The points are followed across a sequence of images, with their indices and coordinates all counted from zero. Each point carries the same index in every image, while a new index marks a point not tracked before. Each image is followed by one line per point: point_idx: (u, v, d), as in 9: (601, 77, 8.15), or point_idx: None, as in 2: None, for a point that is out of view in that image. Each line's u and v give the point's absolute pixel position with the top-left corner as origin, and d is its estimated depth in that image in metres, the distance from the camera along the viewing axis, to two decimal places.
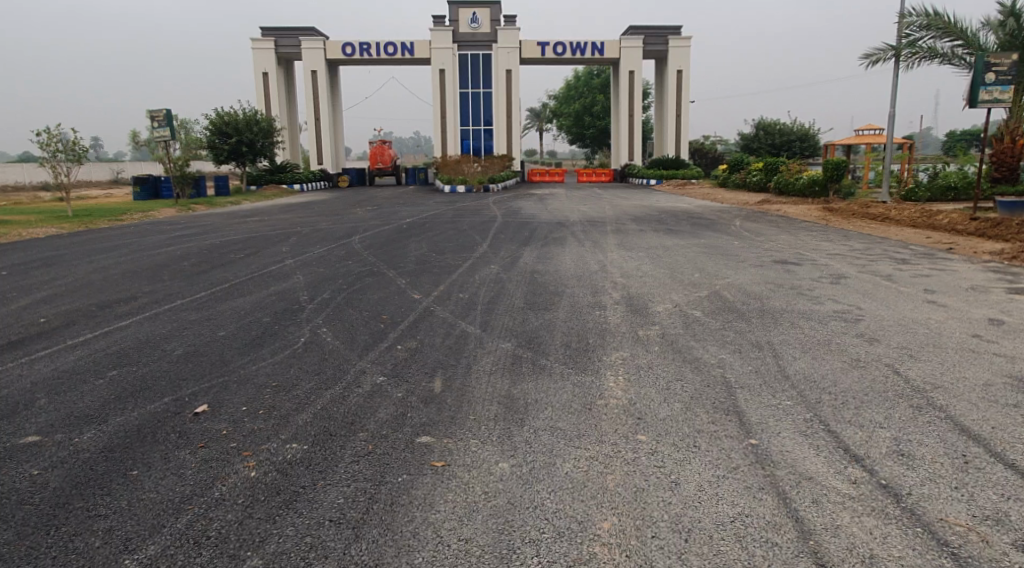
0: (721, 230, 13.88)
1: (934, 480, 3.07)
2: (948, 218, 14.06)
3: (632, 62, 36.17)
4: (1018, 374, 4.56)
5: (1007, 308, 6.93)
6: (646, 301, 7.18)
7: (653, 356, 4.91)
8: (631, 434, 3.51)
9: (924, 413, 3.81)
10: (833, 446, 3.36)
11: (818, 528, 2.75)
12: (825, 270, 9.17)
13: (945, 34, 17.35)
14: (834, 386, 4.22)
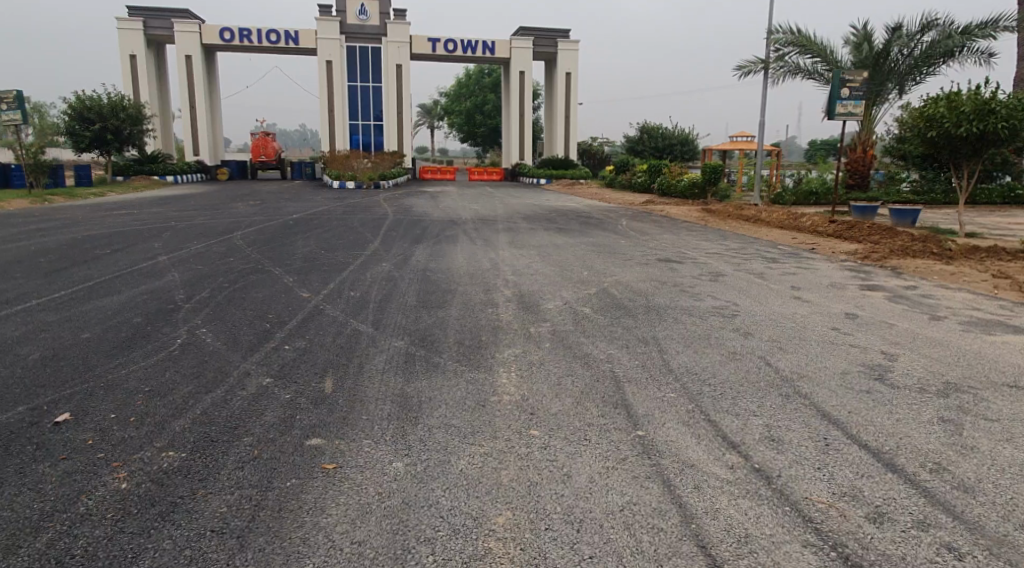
0: (609, 229, 14.32)
1: (801, 462, 3.31)
2: (810, 220, 15.14)
3: (522, 63, 36.63)
4: (871, 363, 4.99)
5: (862, 303, 7.55)
6: (538, 298, 7.30)
7: (543, 352, 5.00)
8: (524, 429, 3.56)
9: (792, 400, 4.09)
10: (712, 435, 3.55)
11: (699, 512, 2.90)
12: (704, 268, 9.66)
13: (807, 51, 18.71)
14: (713, 378, 4.45)
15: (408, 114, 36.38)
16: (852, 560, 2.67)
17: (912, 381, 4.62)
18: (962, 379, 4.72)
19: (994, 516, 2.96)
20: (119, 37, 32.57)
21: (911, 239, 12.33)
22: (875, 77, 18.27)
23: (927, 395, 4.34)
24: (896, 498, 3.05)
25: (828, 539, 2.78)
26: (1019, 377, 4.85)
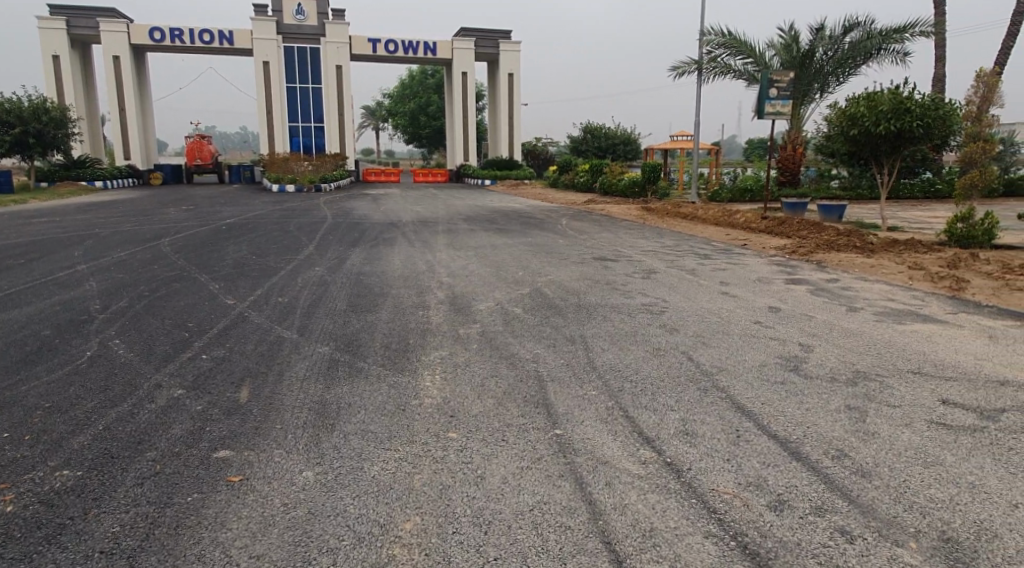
0: (548, 228, 14.42)
1: (711, 455, 3.40)
2: (744, 217, 15.52)
3: (464, 64, 36.53)
4: (789, 355, 5.16)
5: (785, 297, 7.79)
6: (470, 299, 7.30)
7: (470, 353, 5.00)
8: (442, 431, 3.56)
9: (709, 393, 4.20)
10: (628, 431, 3.61)
11: (607, 508, 2.95)
12: (638, 265, 9.82)
13: (738, 52, 19.21)
14: (635, 374, 4.53)
15: (350, 114, 35.85)
16: (750, 549, 2.75)
17: (824, 370, 4.81)
18: (870, 368, 4.96)
19: (886, 500, 3.11)
20: (40, 36, 31.09)
21: (836, 234, 12.76)
22: (803, 77, 18.89)
23: (837, 383, 4.55)
24: (797, 487, 3.17)
25: (729, 529, 2.85)
26: (923, 365, 5.16)
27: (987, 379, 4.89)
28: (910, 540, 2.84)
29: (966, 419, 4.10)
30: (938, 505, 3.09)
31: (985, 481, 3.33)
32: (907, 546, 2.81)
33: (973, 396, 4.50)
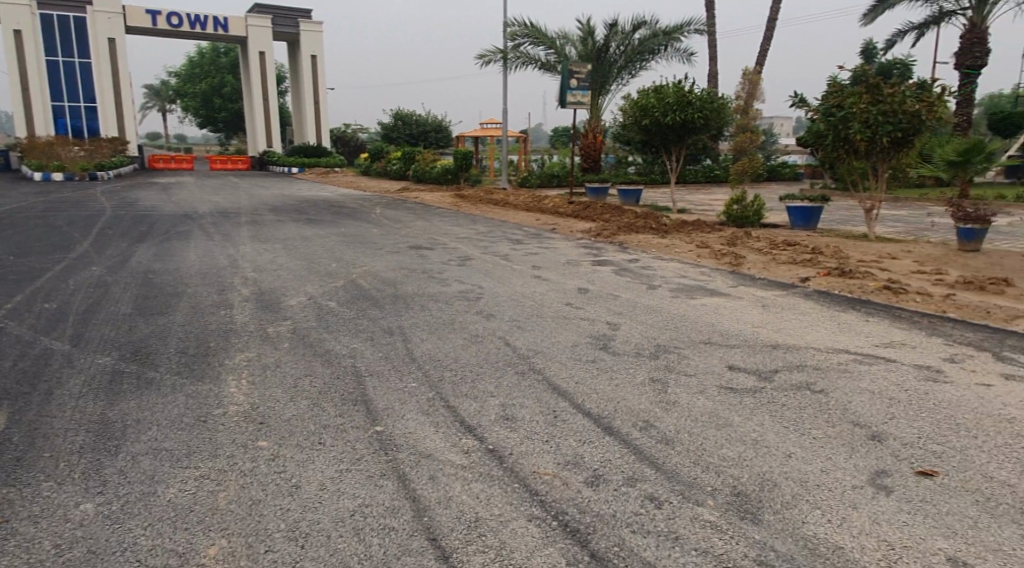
0: (359, 218, 14.02)
1: (530, 438, 3.44)
2: (553, 202, 16.14)
3: (261, 43, 34.51)
4: (599, 334, 5.39)
5: (592, 278, 8.17)
6: (277, 295, 6.86)
7: (280, 353, 4.68)
8: (250, 441, 3.28)
9: (527, 376, 4.27)
10: (450, 421, 3.56)
11: (431, 504, 2.87)
12: (453, 252, 9.82)
13: (539, 43, 19.87)
14: (454, 363, 4.49)
15: (128, 95, 32.56)
16: (571, 526, 2.79)
17: (630, 347, 5.10)
18: (669, 341, 5.35)
19: (687, 464, 3.32)
20: None
21: (635, 216, 13.63)
22: (600, 70, 19.89)
23: (642, 358, 4.86)
24: (611, 460, 3.29)
25: (550, 509, 2.89)
26: (713, 335, 5.67)
27: (764, 344, 5.49)
28: (709, 499, 3.04)
29: (750, 381, 4.56)
30: (730, 463, 3.36)
31: (765, 436, 3.70)
32: (706, 505, 3.00)
33: (753, 360, 5.02)
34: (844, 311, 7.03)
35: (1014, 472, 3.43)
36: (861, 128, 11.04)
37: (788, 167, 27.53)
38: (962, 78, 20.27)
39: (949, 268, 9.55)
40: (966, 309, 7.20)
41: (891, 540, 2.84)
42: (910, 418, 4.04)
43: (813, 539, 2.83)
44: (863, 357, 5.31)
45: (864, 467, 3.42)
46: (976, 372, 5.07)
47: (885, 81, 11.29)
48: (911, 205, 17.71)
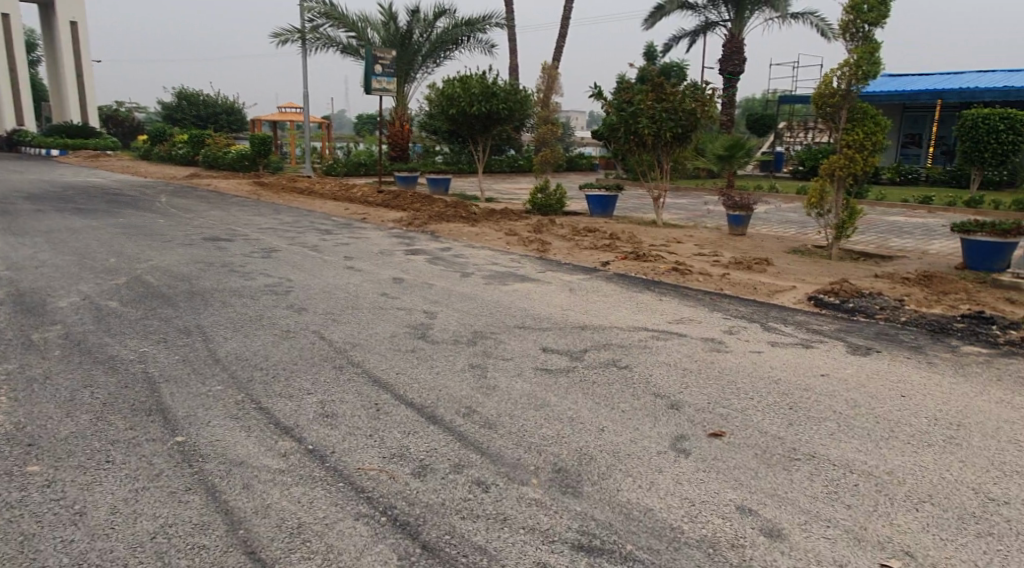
0: (142, 207, 12.69)
1: (352, 434, 3.30)
2: (360, 191, 15.74)
3: (6, 5, 30.07)
4: (416, 324, 5.33)
5: (404, 267, 8.05)
6: (45, 296, 5.99)
7: (52, 362, 4.09)
8: (20, 468, 2.83)
9: (344, 370, 4.11)
10: (263, 424, 3.33)
11: (247, 514, 2.65)
12: (255, 244, 9.20)
13: (339, 24, 19.24)
14: (263, 360, 4.20)
15: None
16: (401, 520, 2.69)
17: (448, 335, 5.10)
18: (485, 328, 5.42)
19: (511, 446, 3.35)
20: None
21: (445, 205, 13.68)
22: (404, 57, 19.65)
23: (460, 345, 4.87)
24: (436, 449, 3.24)
25: (378, 505, 2.77)
26: (525, 319, 5.83)
27: (572, 326, 5.74)
28: (532, 477, 3.07)
29: (562, 361, 4.74)
30: (549, 441, 3.44)
31: (579, 413, 3.85)
32: (531, 483, 3.02)
33: (564, 342, 5.23)
34: (640, 292, 7.55)
35: (785, 427, 3.86)
36: (649, 124, 11.91)
37: (584, 158, 29.07)
38: (727, 82, 22.64)
39: (724, 250, 10.61)
40: (739, 286, 8.04)
41: (692, 496, 3.03)
42: (700, 386, 4.42)
43: (626, 503, 2.94)
44: (658, 333, 5.73)
45: (666, 434, 3.66)
46: (750, 342, 5.68)
47: (667, 80, 12.27)
48: (690, 195, 19.48)
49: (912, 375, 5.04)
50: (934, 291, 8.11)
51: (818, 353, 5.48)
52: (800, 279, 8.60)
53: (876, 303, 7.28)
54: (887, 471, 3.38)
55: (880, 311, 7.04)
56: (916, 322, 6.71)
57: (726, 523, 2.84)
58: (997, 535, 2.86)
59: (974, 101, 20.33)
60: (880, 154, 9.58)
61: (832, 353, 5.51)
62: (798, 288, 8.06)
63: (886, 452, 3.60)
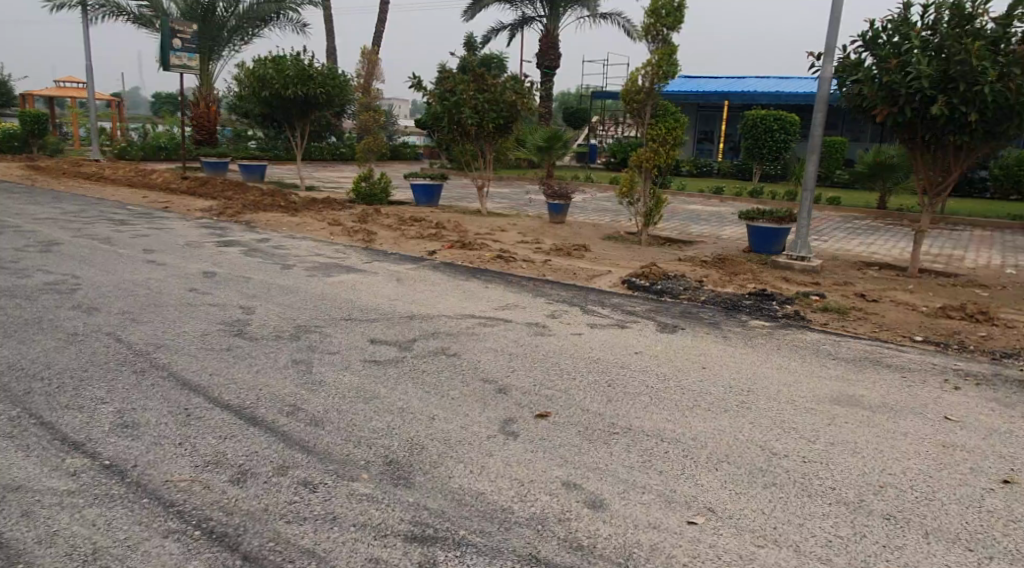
0: None
1: (158, 445, 3.04)
2: (162, 177, 14.52)
3: None
4: (230, 320, 5.00)
5: (217, 260, 7.51)
6: None
7: None
8: None
9: (147, 375, 3.78)
10: (48, 442, 2.99)
11: (29, 545, 2.36)
12: (33, 237, 8.15)
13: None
14: (47, 369, 3.76)
15: None
16: (217, 532, 2.50)
17: (267, 331, 4.84)
18: (308, 321, 5.21)
19: (339, 442, 3.24)
20: None
21: (261, 194, 12.93)
22: (206, 32, 19.23)
23: (281, 341, 4.64)
24: (256, 452, 3.05)
25: (190, 519, 2.56)
26: (350, 311, 5.67)
27: (400, 316, 5.67)
28: (362, 473, 2.98)
29: (390, 352, 4.66)
30: (378, 434, 3.37)
31: (408, 404, 3.80)
32: (361, 478, 2.93)
33: (392, 332, 5.16)
34: (466, 280, 7.61)
35: (604, 403, 4.06)
36: (471, 114, 11.98)
37: (407, 146, 28.77)
38: (544, 76, 23.39)
39: (545, 238, 10.98)
40: (560, 272, 8.35)
41: (520, 477, 3.10)
42: (527, 369, 4.54)
43: (456, 490, 2.94)
44: (485, 320, 5.81)
45: (495, 418, 3.72)
46: (571, 325, 5.93)
47: (487, 72, 12.43)
48: (511, 184, 19.95)
49: (711, 349, 5.52)
50: (729, 272, 8.93)
51: (631, 332, 5.84)
52: (615, 264, 9.10)
53: (680, 284, 7.88)
54: (691, 437, 3.67)
55: (684, 291, 7.63)
56: (713, 300, 7.35)
57: (552, 499, 2.93)
58: (782, 485, 3.20)
59: (756, 102, 22.61)
60: (680, 148, 10.36)
61: (643, 332, 5.89)
62: (613, 272, 8.52)
63: (691, 420, 3.91)
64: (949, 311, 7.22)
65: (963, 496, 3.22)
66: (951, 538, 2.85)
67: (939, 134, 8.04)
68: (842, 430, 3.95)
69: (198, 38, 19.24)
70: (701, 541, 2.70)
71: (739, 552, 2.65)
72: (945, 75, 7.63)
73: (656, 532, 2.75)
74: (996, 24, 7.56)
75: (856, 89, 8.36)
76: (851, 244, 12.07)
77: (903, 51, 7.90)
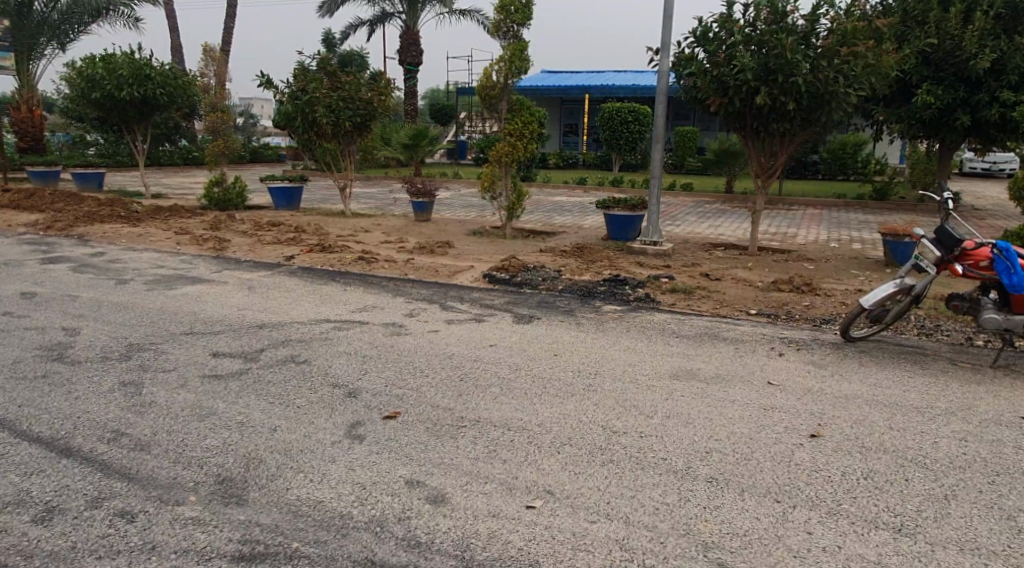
0: None
1: None
2: None
3: None
4: (50, 344, 4.63)
5: (41, 279, 6.91)
6: None
7: None
8: None
9: None
10: None
11: None
12: None
13: None
14: None
15: None
16: None
17: (93, 352, 4.52)
18: (143, 339, 4.91)
19: (164, 465, 3.07)
20: None
21: (98, 204, 11.99)
22: (24, 28, 17.59)
23: (108, 362, 4.34)
24: (67, 487, 2.85)
25: None
26: (192, 324, 5.39)
27: (248, 326, 5.45)
28: (190, 495, 2.85)
29: (234, 365, 4.47)
30: (212, 451, 3.23)
31: (249, 417, 3.67)
32: (187, 502, 2.81)
33: (238, 343, 4.95)
34: (324, 284, 7.42)
35: (455, 398, 4.10)
36: (326, 112, 11.63)
37: (267, 147, 27.65)
38: (407, 72, 23.10)
39: (408, 236, 10.90)
40: (422, 270, 8.31)
41: (363, 480, 3.08)
42: (378, 370, 4.50)
43: (293, 501, 2.88)
44: (339, 323, 5.69)
45: (342, 423, 3.66)
46: (429, 322, 5.94)
47: (341, 69, 12.12)
48: (378, 183, 19.61)
49: (565, 336, 5.70)
50: (586, 260, 9.24)
51: (489, 326, 5.91)
52: (477, 259, 9.17)
53: (540, 275, 8.07)
54: (537, 423, 3.78)
55: (543, 281, 7.82)
56: (570, 288, 7.58)
57: (394, 499, 2.94)
58: (617, 460, 3.36)
59: (611, 95, 23.48)
60: (537, 141, 10.58)
61: (501, 324, 5.98)
62: (475, 268, 8.58)
63: (538, 407, 4.03)
64: (780, 285, 7.84)
65: (777, 454, 3.52)
66: (763, 493, 3.11)
67: (764, 123, 8.68)
68: (678, 403, 4.20)
69: (14, 35, 17.53)
70: (537, 524, 2.80)
71: (572, 530, 2.76)
72: (766, 68, 8.24)
73: (496, 520, 2.83)
74: (806, 21, 8.25)
75: (690, 82, 8.86)
76: (700, 227, 12.81)
77: (729, 46, 8.45)
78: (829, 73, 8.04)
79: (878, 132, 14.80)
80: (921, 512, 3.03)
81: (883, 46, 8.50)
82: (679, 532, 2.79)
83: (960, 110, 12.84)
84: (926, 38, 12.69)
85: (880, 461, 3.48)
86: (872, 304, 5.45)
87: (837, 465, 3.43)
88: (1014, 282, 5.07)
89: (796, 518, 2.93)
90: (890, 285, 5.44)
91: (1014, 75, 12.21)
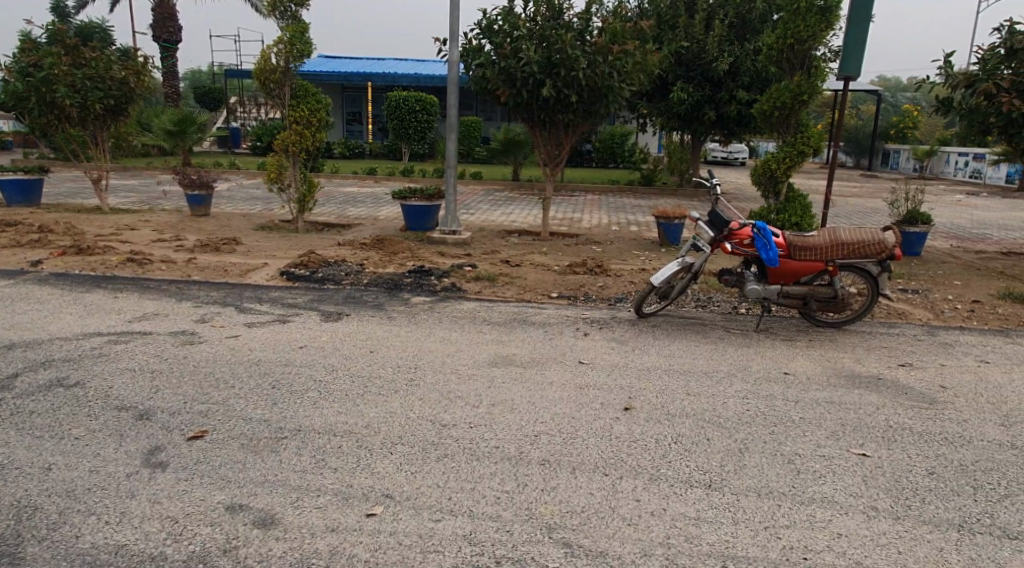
0: None
1: None
2: None
3: None
4: None
5: None
6: None
7: None
8: None
9: None
10: None
11: None
12: None
13: None
14: None
15: None
16: None
17: None
18: None
19: None
20: None
21: None
22: None
23: None
24: None
25: None
26: None
27: None
28: None
29: None
30: None
31: (12, 459, 3.16)
32: None
33: None
34: (86, 292, 6.54)
35: (268, 407, 3.82)
36: (68, 92, 10.17)
37: None
38: (163, 50, 21.06)
39: (187, 233, 9.98)
40: (208, 271, 7.65)
41: (174, 513, 2.79)
42: (173, 386, 4.06)
43: (88, 554, 2.54)
44: (115, 336, 5.05)
45: (136, 451, 3.26)
46: (224, 327, 5.49)
47: (83, 43, 10.69)
48: (140, 175, 17.70)
49: (376, 331, 5.56)
50: (387, 252, 9.08)
51: (293, 327, 5.58)
52: (270, 256, 8.64)
53: (341, 270, 7.78)
54: (363, 426, 3.63)
55: (345, 276, 7.55)
56: (374, 282, 7.40)
57: (215, 530, 2.70)
58: (450, 454, 3.34)
59: (397, 84, 23.20)
60: (326, 130, 10.17)
61: (307, 325, 5.68)
62: (269, 264, 8.08)
63: (359, 408, 3.88)
64: (575, 267, 8.27)
65: (598, 430, 3.70)
66: (591, 469, 3.26)
67: (551, 114, 9.08)
68: (497, 390, 4.26)
69: None
70: (380, 532, 2.71)
71: (418, 533, 2.71)
72: (549, 61, 8.59)
73: (336, 534, 2.69)
74: (581, 18, 8.72)
75: (480, 73, 8.99)
76: (494, 215, 13.13)
77: (514, 39, 8.68)
78: (606, 68, 8.60)
79: (644, 123, 16.12)
80: (724, 466, 3.36)
81: (646, 46, 9.24)
82: (522, 517, 2.84)
83: (706, 105, 14.42)
84: (679, 40, 14.01)
85: (684, 425, 3.80)
86: (659, 282, 5.93)
87: (650, 433, 3.69)
88: (769, 257, 5.74)
89: (624, 488, 3.11)
90: (673, 265, 5.93)
91: (747, 77, 13.89)
